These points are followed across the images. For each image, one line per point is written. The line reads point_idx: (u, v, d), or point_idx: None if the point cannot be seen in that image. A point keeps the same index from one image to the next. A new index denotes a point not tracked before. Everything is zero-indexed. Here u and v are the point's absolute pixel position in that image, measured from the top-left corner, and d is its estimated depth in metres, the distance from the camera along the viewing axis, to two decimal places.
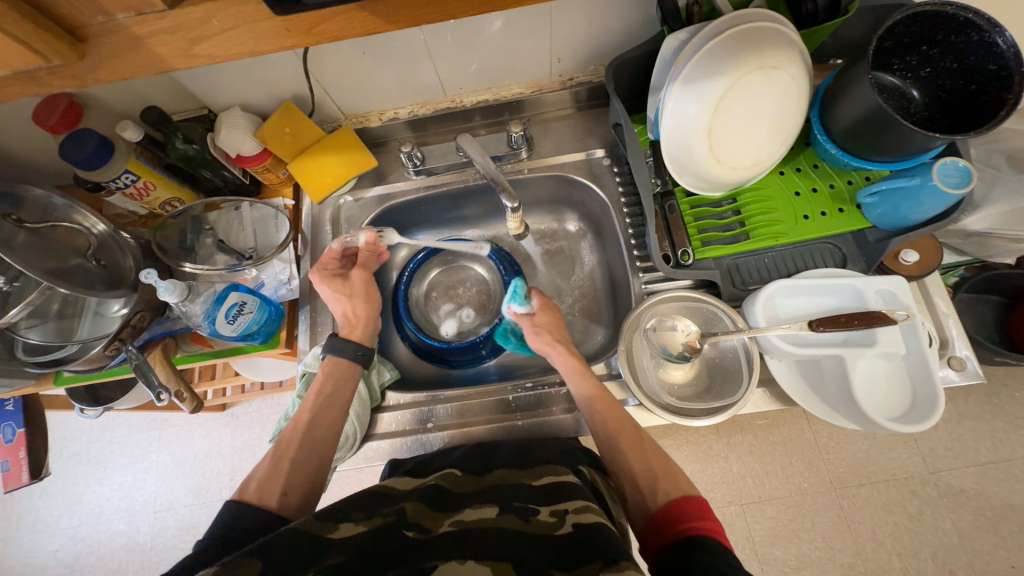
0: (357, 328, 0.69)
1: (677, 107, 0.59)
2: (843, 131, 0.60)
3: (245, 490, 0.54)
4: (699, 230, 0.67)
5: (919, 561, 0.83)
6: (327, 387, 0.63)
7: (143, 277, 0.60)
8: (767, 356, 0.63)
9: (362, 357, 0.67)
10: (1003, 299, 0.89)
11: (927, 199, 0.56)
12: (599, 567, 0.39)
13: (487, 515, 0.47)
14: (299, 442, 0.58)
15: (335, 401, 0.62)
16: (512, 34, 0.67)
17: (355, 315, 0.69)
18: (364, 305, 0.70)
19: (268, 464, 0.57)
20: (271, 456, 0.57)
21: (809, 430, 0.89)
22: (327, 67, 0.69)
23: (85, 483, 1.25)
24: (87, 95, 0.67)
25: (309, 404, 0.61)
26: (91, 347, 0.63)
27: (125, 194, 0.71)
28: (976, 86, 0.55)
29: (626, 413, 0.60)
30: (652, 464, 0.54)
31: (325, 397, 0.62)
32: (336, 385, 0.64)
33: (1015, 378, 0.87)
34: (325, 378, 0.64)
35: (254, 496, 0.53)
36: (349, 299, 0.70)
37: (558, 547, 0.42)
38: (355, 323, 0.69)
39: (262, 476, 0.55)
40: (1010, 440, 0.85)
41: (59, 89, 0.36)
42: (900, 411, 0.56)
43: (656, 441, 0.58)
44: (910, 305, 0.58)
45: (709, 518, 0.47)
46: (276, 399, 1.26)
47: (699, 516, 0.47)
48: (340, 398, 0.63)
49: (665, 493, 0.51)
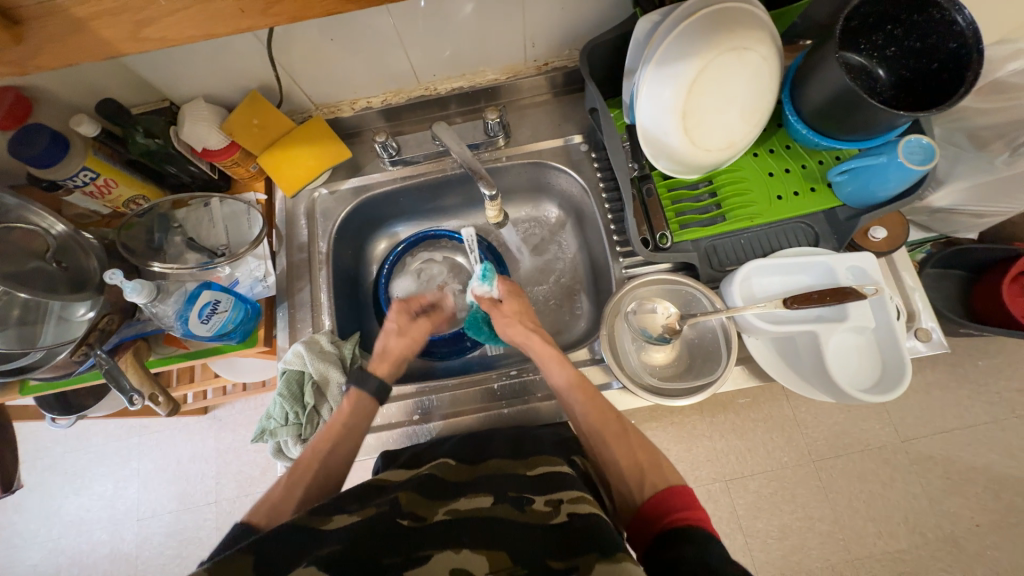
0: (385, 364, 0.66)
1: (652, 91, 0.59)
2: (813, 110, 0.61)
3: (257, 509, 0.54)
4: (676, 213, 0.68)
5: (893, 526, 0.87)
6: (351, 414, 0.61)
7: (107, 277, 0.57)
8: (745, 334, 0.64)
9: (381, 394, 0.63)
10: (966, 273, 0.93)
11: (894, 176, 0.58)
12: (597, 557, 0.40)
13: (483, 504, 0.48)
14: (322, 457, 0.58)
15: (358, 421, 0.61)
16: (485, 18, 0.66)
17: (390, 350, 0.68)
18: (406, 346, 0.69)
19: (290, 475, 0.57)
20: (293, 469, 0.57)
21: (788, 406, 0.92)
22: (294, 55, 0.66)
23: (62, 494, 1.21)
24: (38, 89, 0.64)
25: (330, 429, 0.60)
26: (57, 354, 0.61)
27: (85, 192, 0.68)
28: (938, 66, 0.56)
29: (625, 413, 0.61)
30: (640, 461, 0.55)
31: (345, 419, 0.60)
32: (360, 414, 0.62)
33: (978, 348, 0.91)
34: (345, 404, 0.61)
35: (262, 518, 0.52)
36: (393, 334, 0.69)
37: (553, 537, 0.43)
38: (387, 358, 0.67)
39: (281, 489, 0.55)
40: (973, 407, 0.90)
41: (0, 78, 0.34)
42: (871, 382, 0.58)
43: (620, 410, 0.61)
44: (878, 279, 0.60)
45: (694, 507, 0.48)
46: (259, 400, 1.24)
47: (684, 507, 0.48)
48: (358, 430, 0.61)
49: (651, 485, 0.52)
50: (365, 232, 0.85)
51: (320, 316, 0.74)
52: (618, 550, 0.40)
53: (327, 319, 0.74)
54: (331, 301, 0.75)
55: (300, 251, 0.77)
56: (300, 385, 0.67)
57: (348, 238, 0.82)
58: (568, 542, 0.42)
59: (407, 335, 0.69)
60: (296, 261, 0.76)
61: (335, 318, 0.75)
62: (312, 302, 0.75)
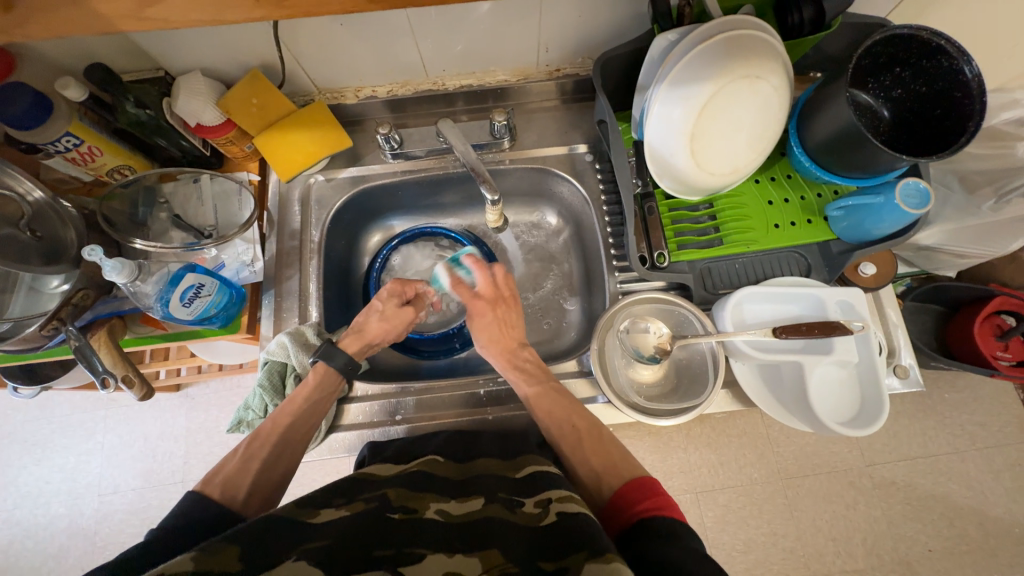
0: (385, 324, 0.68)
1: (663, 110, 0.59)
2: (818, 144, 0.62)
3: (210, 481, 0.53)
4: (675, 233, 0.68)
5: (852, 547, 0.90)
6: (315, 390, 0.61)
7: (86, 253, 0.55)
8: (732, 359, 0.65)
9: (348, 371, 0.64)
10: (943, 308, 0.96)
11: (888, 216, 0.59)
12: (586, 556, 0.38)
13: (474, 507, 0.47)
14: (275, 445, 0.57)
15: (320, 410, 0.61)
16: (501, 18, 0.64)
17: (389, 313, 0.68)
18: (384, 329, 0.68)
19: (237, 460, 0.55)
20: (242, 452, 0.56)
21: (763, 425, 0.94)
22: (303, 38, 0.64)
23: (20, 464, 1.16)
24: (24, 46, 0.60)
25: (292, 407, 0.60)
26: (25, 327, 0.58)
27: (66, 158, 0.64)
28: (941, 112, 0.58)
29: (602, 421, 0.61)
30: (600, 465, 0.54)
31: (311, 407, 0.60)
32: (325, 391, 0.62)
33: (945, 381, 0.95)
34: (314, 389, 0.61)
35: (216, 488, 0.52)
36: (377, 316, 0.68)
37: (545, 536, 0.43)
38: (388, 318, 0.68)
39: (230, 468, 0.54)
40: (937, 437, 0.93)
41: (22, 38, 0.35)
42: (849, 415, 0.60)
43: (596, 419, 0.60)
44: (865, 316, 0.62)
45: (660, 495, 0.48)
46: (234, 381, 1.21)
47: (647, 497, 0.48)
48: (321, 409, 0.61)
49: (609, 487, 0.52)
50: (359, 223, 0.84)
51: (308, 307, 0.72)
52: (607, 550, 0.39)
53: (314, 310, 0.72)
54: (319, 292, 0.73)
55: (292, 238, 0.75)
56: (282, 377, 0.66)
57: (342, 228, 0.80)
58: (556, 546, 0.41)
59: (390, 319, 0.68)
60: (286, 248, 0.74)
61: (322, 310, 0.73)
62: (300, 292, 0.73)
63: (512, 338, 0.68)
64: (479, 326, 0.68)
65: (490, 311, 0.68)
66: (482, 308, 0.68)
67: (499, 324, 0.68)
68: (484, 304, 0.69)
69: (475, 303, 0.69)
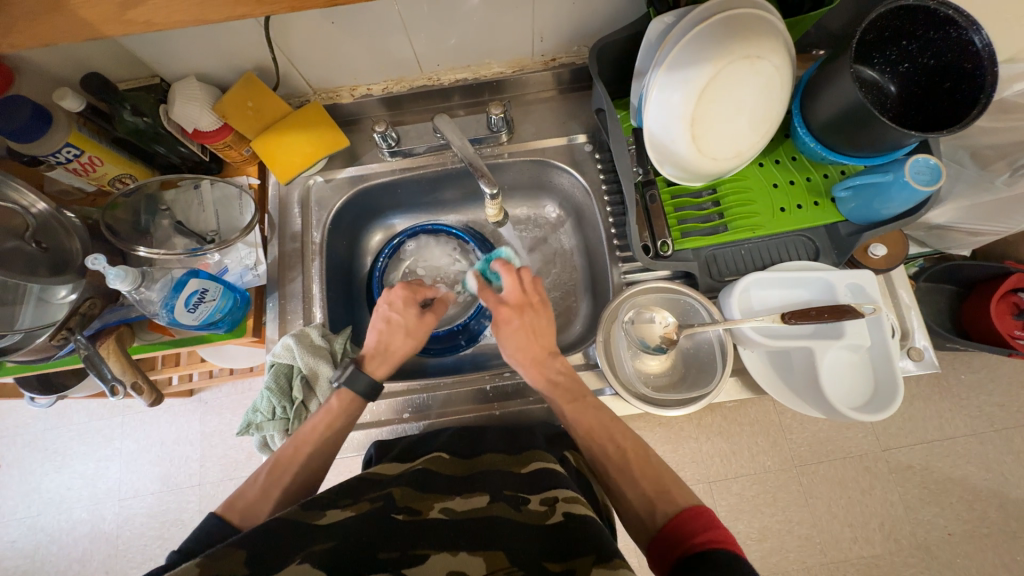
0: (410, 339, 0.67)
1: (661, 95, 0.58)
2: (822, 123, 0.60)
3: (231, 506, 0.53)
4: (678, 221, 0.67)
5: (869, 532, 0.88)
6: (336, 416, 0.60)
7: (90, 262, 0.55)
8: (741, 347, 0.64)
9: (371, 391, 0.62)
10: (957, 288, 0.93)
11: (897, 195, 0.58)
12: (593, 561, 0.38)
13: (479, 504, 0.47)
14: (297, 471, 0.56)
15: (340, 435, 0.60)
16: (493, 10, 0.64)
17: (411, 328, 0.67)
18: (408, 341, 0.66)
19: (258, 488, 0.54)
20: (263, 480, 0.55)
21: (775, 412, 0.92)
22: (295, 39, 0.64)
23: (42, 471, 1.19)
24: (21, 59, 0.61)
25: (314, 435, 0.58)
26: (35, 337, 0.58)
27: (68, 169, 0.65)
28: (950, 85, 0.56)
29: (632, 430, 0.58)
30: (647, 488, 0.52)
31: (335, 435, 0.59)
32: (345, 416, 0.61)
33: (961, 362, 0.93)
34: (334, 416, 0.60)
35: (238, 517, 0.52)
36: (401, 332, 0.66)
37: (547, 538, 0.43)
38: (410, 333, 0.67)
39: (252, 494, 0.53)
40: (955, 419, 0.91)
41: (9, 47, 0.35)
42: (862, 400, 0.58)
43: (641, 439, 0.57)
44: (876, 298, 0.60)
45: (718, 528, 0.45)
46: (246, 384, 1.22)
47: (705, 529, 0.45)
48: (344, 433, 0.60)
49: (663, 513, 0.49)
50: (360, 223, 0.83)
51: (311, 309, 0.73)
52: (614, 555, 0.39)
53: (317, 311, 0.73)
54: (322, 293, 0.74)
55: (293, 240, 0.75)
56: (289, 379, 0.66)
57: (343, 229, 0.80)
58: (564, 547, 0.41)
59: (413, 335, 0.67)
60: (288, 250, 0.74)
61: (325, 311, 0.73)
62: (304, 293, 0.73)
63: (543, 347, 0.63)
64: (505, 338, 0.63)
65: (517, 318, 0.63)
66: (506, 316, 0.63)
67: (523, 334, 0.62)
68: (510, 311, 0.63)
69: (501, 312, 0.63)
